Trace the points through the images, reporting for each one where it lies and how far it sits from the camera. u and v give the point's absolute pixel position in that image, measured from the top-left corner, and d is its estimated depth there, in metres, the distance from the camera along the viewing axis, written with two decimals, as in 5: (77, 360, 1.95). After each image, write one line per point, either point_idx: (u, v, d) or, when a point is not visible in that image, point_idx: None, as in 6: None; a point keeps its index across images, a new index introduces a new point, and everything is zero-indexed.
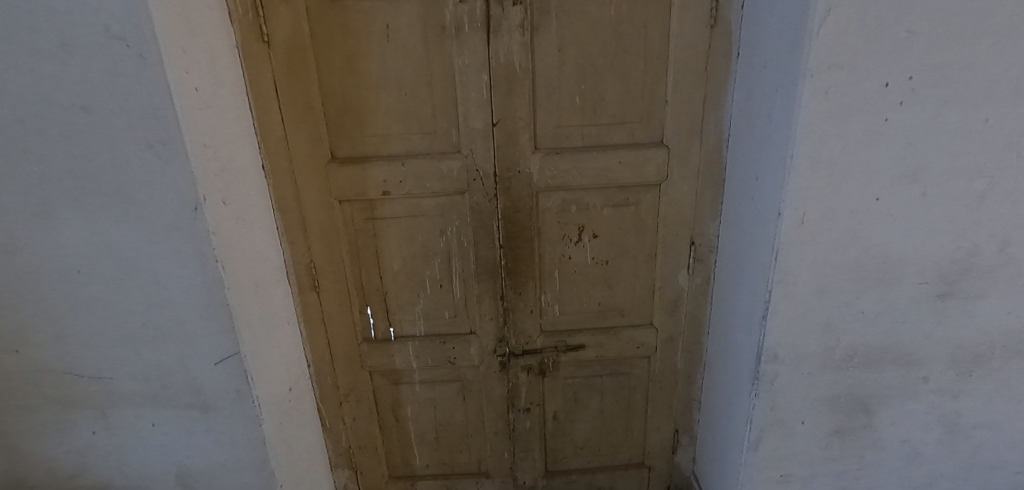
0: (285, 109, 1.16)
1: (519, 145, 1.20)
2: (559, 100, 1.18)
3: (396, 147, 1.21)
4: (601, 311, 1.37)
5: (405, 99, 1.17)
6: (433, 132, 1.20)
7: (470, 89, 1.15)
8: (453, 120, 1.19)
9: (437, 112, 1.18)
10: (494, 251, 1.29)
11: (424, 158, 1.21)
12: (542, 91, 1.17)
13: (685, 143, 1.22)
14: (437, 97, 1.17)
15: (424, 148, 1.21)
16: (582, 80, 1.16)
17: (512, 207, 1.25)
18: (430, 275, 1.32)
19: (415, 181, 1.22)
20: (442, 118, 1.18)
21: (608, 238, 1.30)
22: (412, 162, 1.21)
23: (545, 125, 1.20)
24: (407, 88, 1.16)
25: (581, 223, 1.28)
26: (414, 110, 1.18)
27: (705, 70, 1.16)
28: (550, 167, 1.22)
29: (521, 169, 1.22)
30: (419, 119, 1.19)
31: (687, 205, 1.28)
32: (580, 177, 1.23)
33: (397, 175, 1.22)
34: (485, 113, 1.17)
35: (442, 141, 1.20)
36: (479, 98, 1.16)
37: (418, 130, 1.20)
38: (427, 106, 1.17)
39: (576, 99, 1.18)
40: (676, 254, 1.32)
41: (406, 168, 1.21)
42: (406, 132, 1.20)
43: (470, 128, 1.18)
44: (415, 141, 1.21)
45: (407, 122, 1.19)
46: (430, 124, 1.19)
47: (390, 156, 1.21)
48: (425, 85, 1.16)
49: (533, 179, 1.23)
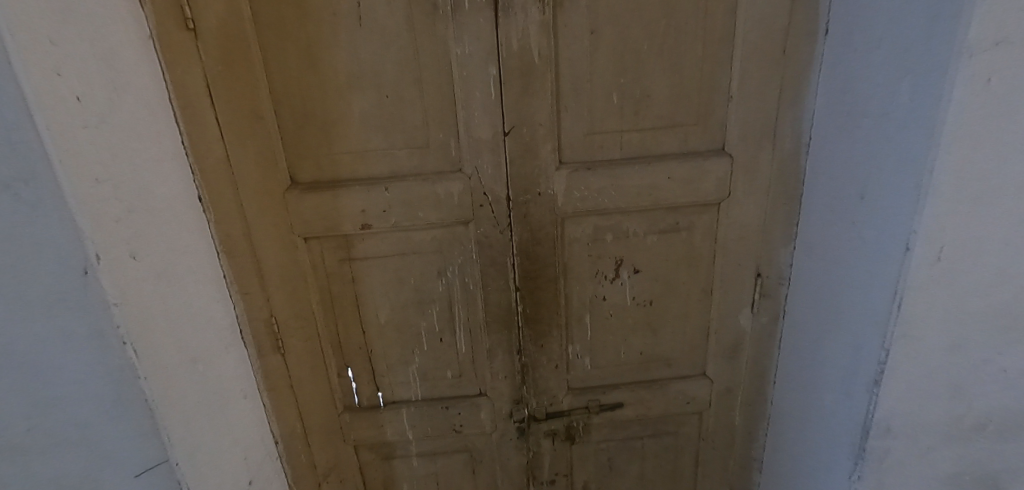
0: (225, 121, 0.86)
1: (539, 160, 0.91)
2: (590, 100, 0.89)
3: (378, 167, 0.92)
4: (643, 361, 1.10)
5: (387, 103, 0.88)
6: (426, 147, 0.91)
7: (472, 87, 0.86)
8: (452, 128, 0.90)
9: (431, 119, 0.89)
10: (507, 294, 1.00)
11: (414, 180, 0.92)
12: (567, 87, 0.88)
13: (753, 151, 0.94)
14: (429, 99, 0.87)
15: (414, 167, 0.92)
16: (620, 72, 0.88)
17: (531, 239, 0.97)
18: (427, 327, 1.03)
19: (405, 211, 0.93)
20: (436, 128, 0.89)
21: (652, 273, 1.02)
22: (398, 186, 0.91)
23: (571, 133, 0.91)
24: (389, 88, 0.87)
25: (618, 255, 1.00)
26: (399, 118, 0.89)
27: (783, 54, 0.87)
28: (579, 186, 0.93)
29: (542, 189, 0.93)
30: (407, 129, 0.89)
31: (754, 228, 1.00)
32: (618, 198, 0.95)
33: (381, 204, 0.93)
34: (493, 119, 0.88)
35: (438, 156, 0.91)
36: (485, 97, 0.87)
37: (407, 144, 0.90)
38: (417, 112, 0.88)
39: (613, 96, 0.89)
40: (737, 289, 1.05)
41: (392, 194, 0.92)
42: (390, 147, 0.91)
43: (474, 139, 0.89)
44: (403, 158, 0.91)
45: (390, 134, 0.90)
46: (422, 136, 0.90)
47: (369, 179, 0.92)
48: (414, 84, 0.87)
49: (558, 202, 0.94)
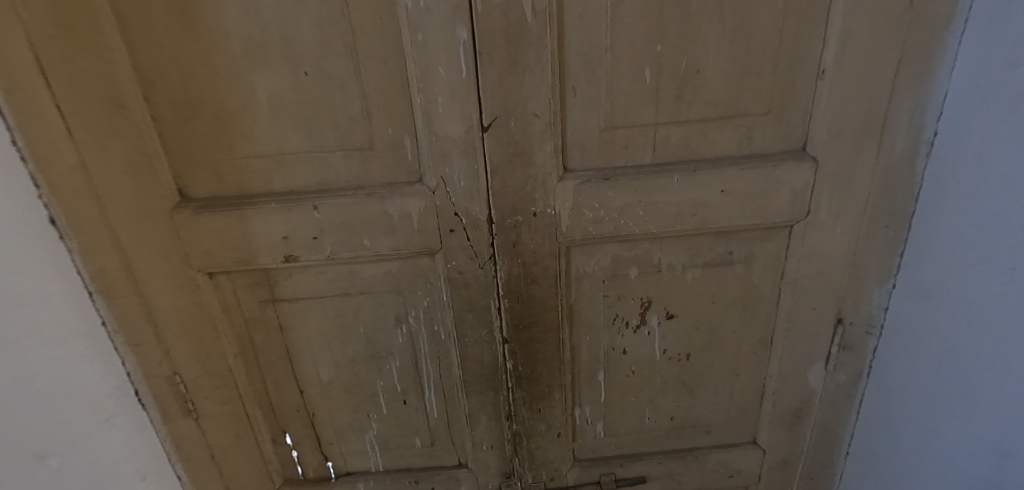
0: (71, 101, 0.56)
1: (535, 166, 0.63)
2: (611, 80, 0.60)
3: (304, 177, 0.64)
4: (675, 428, 0.83)
5: (309, 84, 0.59)
6: (370, 148, 0.63)
7: (432, 59, 0.57)
8: (407, 120, 0.61)
9: (376, 109, 0.60)
10: (492, 347, 0.74)
11: (354, 196, 0.64)
12: (576, 60, 0.59)
13: (848, 154, 0.64)
14: (370, 78, 0.59)
15: (355, 177, 0.64)
16: (656, 36, 0.58)
17: (523, 276, 0.69)
18: (386, 386, 0.77)
19: (345, 239, 0.66)
20: (384, 120, 0.61)
21: (692, 319, 0.74)
22: (334, 205, 0.64)
23: (582, 127, 0.62)
24: (310, 63, 0.58)
25: (644, 296, 0.72)
26: (328, 106, 0.60)
27: (911, 7, 0.56)
28: (591, 203, 0.65)
29: (539, 209, 0.65)
30: (341, 123, 0.61)
31: (839, 261, 0.71)
32: (647, 221, 0.67)
33: (310, 229, 0.65)
34: (466, 108, 0.59)
35: (389, 161, 0.63)
36: (452, 75, 0.58)
37: (342, 145, 0.62)
38: (354, 97, 0.60)
39: (644, 75, 0.60)
40: (807, 339, 0.77)
41: (325, 216, 0.64)
42: (319, 148, 0.62)
43: (439, 138, 0.61)
44: (338, 165, 0.63)
45: (318, 131, 0.61)
46: (364, 133, 0.62)
47: (292, 194, 0.64)
48: (346, 56, 0.58)
49: (561, 226, 0.66)
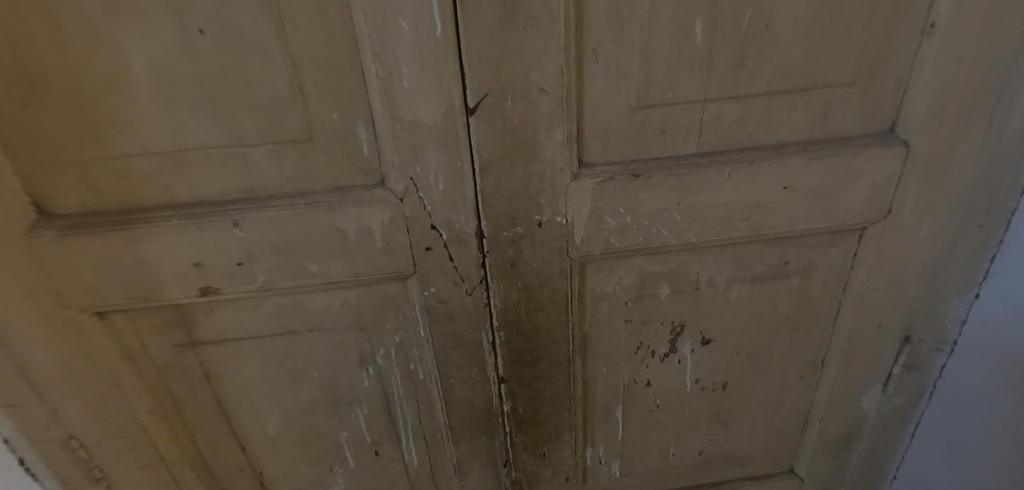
0: None
1: (540, 161, 0.46)
2: (646, 40, 0.42)
3: (217, 182, 0.46)
4: (703, 462, 0.70)
5: (208, 50, 0.40)
6: (309, 141, 0.44)
7: (390, 11, 0.38)
8: (359, 100, 0.43)
9: (312, 85, 0.42)
10: (486, 388, 0.58)
11: (291, 206, 0.46)
12: (598, 11, 0.41)
13: (952, 138, 0.48)
14: (300, 40, 0.40)
15: (291, 180, 0.46)
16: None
17: (524, 302, 0.53)
18: (351, 437, 0.61)
19: (283, 265, 0.48)
20: (325, 101, 0.43)
21: (732, 343, 0.60)
22: (263, 220, 0.46)
23: (604, 107, 0.45)
24: (205, 17, 0.39)
25: (676, 320, 0.57)
26: (242, 82, 0.42)
27: None
28: (614, 208, 0.49)
29: (545, 217, 0.48)
30: (264, 107, 0.43)
31: (917, 270, 0.57)
32: (685, 227, 0.51)
33: (233, 253, 0.47)
34: (443, 82, 0.41)
35: (337, 158, 0.45)
36: (421, 35, 0.39)
37: (268, 137, 0.44)
38: (280, 68, 0.41)
39: (693, 32, 0.42)
40: (865, 359, 0.63)
41: (253, 236, 0.47)
42: (235, 142, 0.44)
43: (406, 125, 0.43)
44: (265, 164, 0.45)
45: (231, 118, 0.43)
46: (298, 120, 0.44)
47: (202, 205, 0.46)
48: (259, 6, 0.39)
49: (574, 238, 0.50)
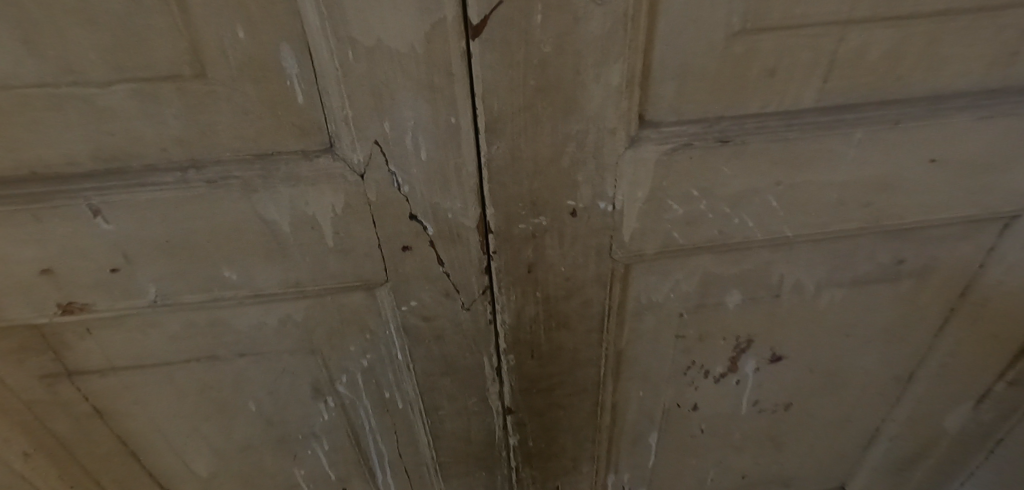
0: None
1: (581, 117, 0.29)
2: None
3: (52, 144, 0.27)
4: (744, 485, 0.58)
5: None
6: (200, 77, 0.26)
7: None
8: (277, 7, 0.24)
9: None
10: (486, 420, 0.44)
11: (184, 184, 0.29)
12: None
13: None
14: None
15: (178, 142, 0.28)
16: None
17: (542, 318, 0.38)
18: (310, 474, 0.47)
19: (187, 270, 0.32)
20: (219, 7, 0.24)
21: (808, 360, 0.46)
22: (143, 206, 0.29)
23: (689, 30, 0.27)
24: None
25: (743, 335, 0.43)
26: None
27: None
28: (683, 190, 0.33)
29: (582, 203, 0.32)
30: (107, 14, 0.24)
31: None
32: (778, 216, 0.35)
33: (103, 255, 0.31)
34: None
35: (250, 107, 0.27)
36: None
37: (127, 69, 0.26)
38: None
39: None
40: (963, 376, 0.49)
41: (129, 230, 0.30)
42: (70, 77, 0.26)
43: (366, 54, 0.26)
44: (130, 116, 0.27)
45: (50, 34, 0.24)
46: (174, 41, 0.25)
47: (35, 183, 0.28)
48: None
49: (619, 231, 0.34)
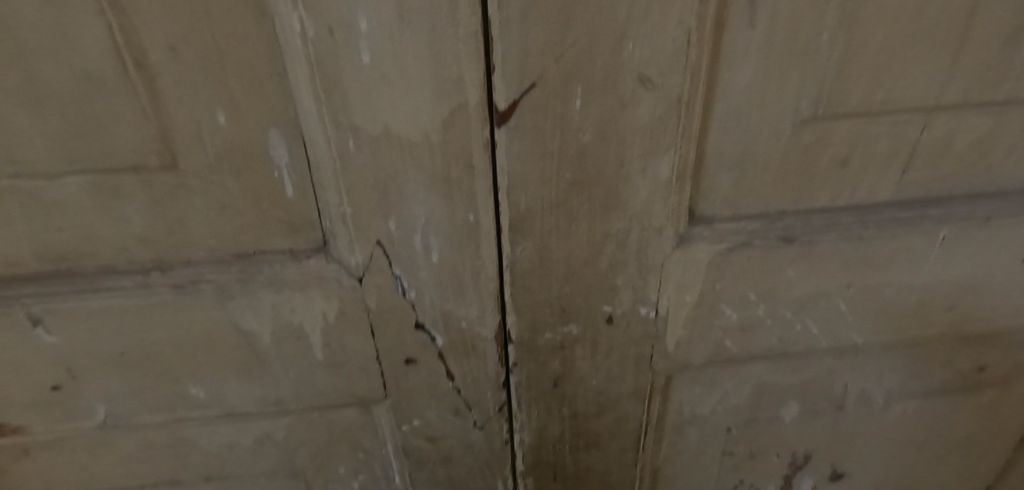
0: None
1: (623, 214, 0.25)
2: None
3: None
4: None
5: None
6: (171, 168, 0.22)
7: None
8: (265, 88, 0.21)
9: (158, 51, 0.19)
10: None
11: (142, 294, 0.25)
12: None
13: None
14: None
15: (142, 241, 0.24)
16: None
17: (569, 432, 0.32)
18: None
19: (143, 387, 0.29)
20: (195, 91, 0.20)
21: (873, 475, 0.39)
22: (97, 314, 0.26)
23: (749, 117, 0.23)
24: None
25: (802, 450, 0.37)
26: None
27: None
28: (738, 295, 0.28)
29: (620, 310, 0.27)
30: (60, 98, 0.20)
31: None
32: (848, 322, 0.30)
33: (44, 373, 0.28)
34: (447, 53, 0.19)
35: (230, 202, 0.24)
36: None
37: (82, 159, 0.22)
38: (72, 14, 0.18)
39: None
40: None
41: (78, 342, 0.27)
42: (12, 169, 0.22)
43: (370, 145, 0.22)
44: (85, 212, 0.23)
45: None
46: (138, 128, 0.21)
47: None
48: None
49: (663, 341, 0.29)
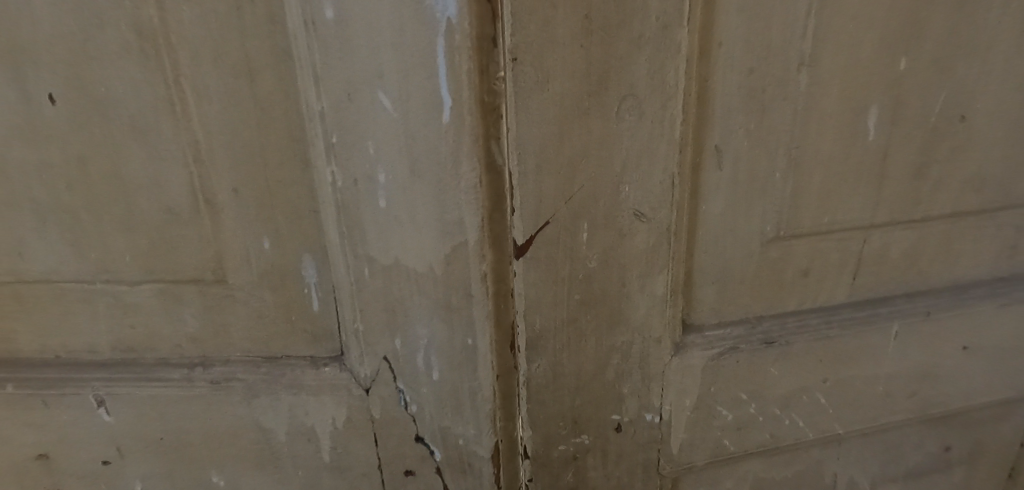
0: None
1: (626, 328, 0.27)
2: (793, 143, 0.27)
3: (79, 335, 0.28)
4: None
5: (64, 129, 0.24)
6: (222, 281, 0.27)
7: (364, 73, 0.21)
8: (303, 222, 0.25)
9: (228, 192, 0.25)
10: None
11: (183, 389, 0.28)
12: (724, 98, 0.25)
13: None
14: (212, 121, 0.23)
15: (193, 340, 0.28)
16: (905, 20, 0.26)
17: None
18: None
19: (174, 472, 0.30)
20: (248, 222, 0.25)
21: None
22: (145, 403, 0.28)
23: (725, 239, 0.28)
24: (54, 74, 0.23)
25: None
26: (116, 178, 0.25)
27: None
28: (731, 395, 0.30)
29: (627, 417, 0.29)
30: (150, 223, 0.25)
31: None
32: (829, 414, 0.33)
33: (90, 449, 0.29)
34: (449, 201, 0.23)
35: (266, 311, 0.27)
36: (413, 115, 0.22)
37: (157, 271, 0.26)
38: (176, 165, 0.24)
39: (859, 133, 0.27)
40: None
41: (128, 425, 0.29)
42: (105, 276, 0.27)
43: (381, 271, 0.24)
44: (153, 314, 0.27)
45: (97, 239, 0.26)
46: (201, 249, 0.26)
47: (57, 367, 0.28)
48: (137, 59, 0.22)
49: (668, 445, 0.30)
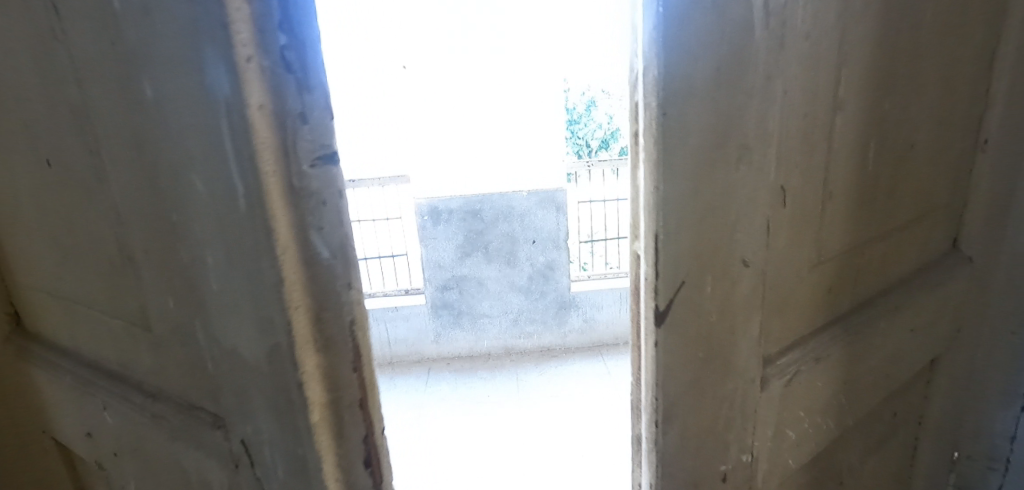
0: None
1: (736, 376, 0.27)
2: (828, 178, 0.30)
3: (87, 345, 0.31)
4: None
5: (36, 176, 0.27)
6: (147, 331, 0.27)
7: (180, 157, 0.20)
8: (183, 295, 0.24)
9: (133, 251, 0.25)
10: None
11: (153, 409, 0.28)
12: (794, 141, 0.27)
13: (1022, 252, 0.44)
14: (120, 181, 0.24)
15: (149, 374, 0.29)
16: (878, 72, 0.31)
17: None
18: None
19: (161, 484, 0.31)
20: (156, 283, 0.25)
21: None
22: (128, 419, 0.29)
23: (789, 272, 0.29)
24: (27, 132, 0.26)
25: None
26: (76, 220, 0.27)
27: None
28: (796, 416, 0.32)
29: (731, 464, 0.29)
30: (103, 263, 0.27)
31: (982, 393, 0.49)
32: (845, 412, 0.36)
33: (102, 441, 0.32)
34: (262, 300, 0.21)
35: (176, 369, 0.27)
36: (210, 199, 0.20)
37: (110, 308, 0.28)
38: (104, 218, 0.26)
39: (859, 163, 0.31)
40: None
41: (125, 433, 0.30)
42: (88, 307, 0.29)
43: (228, 358, 0.24)
44: (122, 343, 0.29)
45: (77, 271, 0.29)
46: (132, 295, 0.27)
47: (83, 365, 0.31)
48: (63, 123, 0.24)
49: (757, 481, 0.31)
